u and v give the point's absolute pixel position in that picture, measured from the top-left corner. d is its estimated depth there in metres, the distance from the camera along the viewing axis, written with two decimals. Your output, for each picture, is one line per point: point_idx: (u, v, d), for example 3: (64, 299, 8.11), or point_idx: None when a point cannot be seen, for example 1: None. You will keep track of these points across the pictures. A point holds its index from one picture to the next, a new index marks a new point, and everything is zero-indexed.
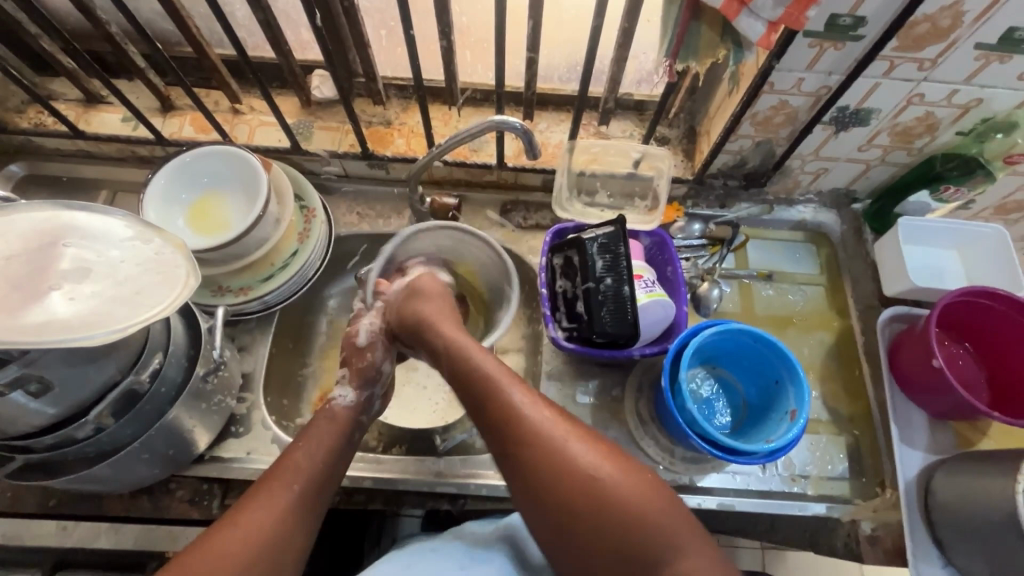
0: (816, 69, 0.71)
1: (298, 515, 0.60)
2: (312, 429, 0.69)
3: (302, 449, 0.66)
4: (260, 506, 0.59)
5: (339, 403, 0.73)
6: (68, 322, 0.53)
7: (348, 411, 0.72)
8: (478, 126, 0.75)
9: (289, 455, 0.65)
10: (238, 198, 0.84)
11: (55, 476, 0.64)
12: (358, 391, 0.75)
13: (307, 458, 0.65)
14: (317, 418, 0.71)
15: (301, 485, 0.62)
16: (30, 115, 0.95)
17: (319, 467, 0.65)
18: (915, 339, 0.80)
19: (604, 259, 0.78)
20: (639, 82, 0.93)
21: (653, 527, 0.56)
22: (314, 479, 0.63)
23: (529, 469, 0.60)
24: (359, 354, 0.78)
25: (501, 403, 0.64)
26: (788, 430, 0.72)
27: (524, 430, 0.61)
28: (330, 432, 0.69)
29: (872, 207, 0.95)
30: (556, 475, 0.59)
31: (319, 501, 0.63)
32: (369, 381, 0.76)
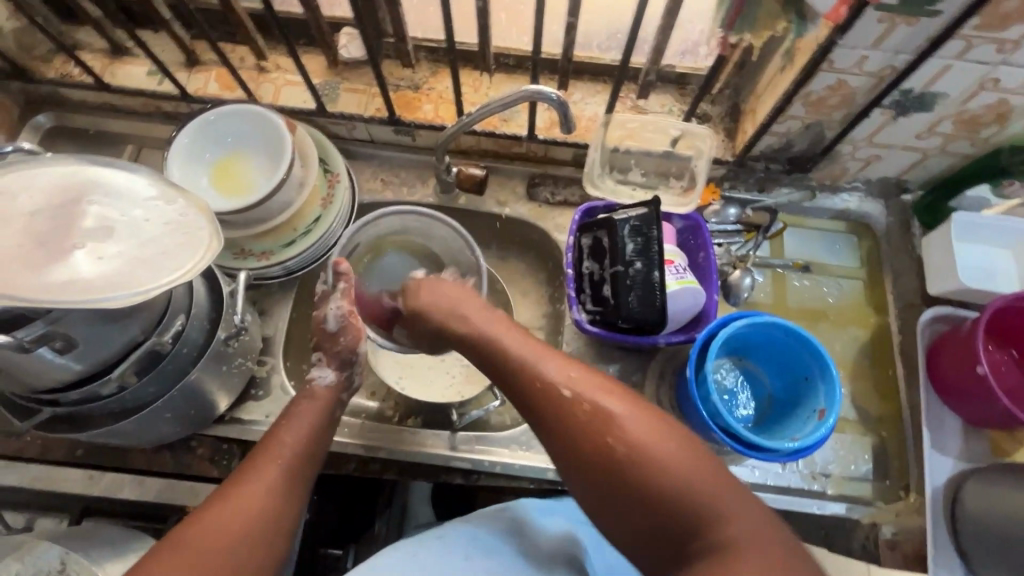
0: (883, 47, 0.65)
1: (284, 493, 0.60)
2: (293, 405, 0.68)
3: (286, 427, 0.65)
4: (252, 484, 0.58)
5: (319, 384, 0.70)
6: (92, 283, 0.53)
7: (328, 388, 0.70)
8: (510, 96, 0.72)
9: (273, 432, 0.65)
10: (262, 160, 0.82)
11: (81, 430, 0.65)
12: (337, 372, 0.71)
13: (293, 435, 0.64)
14: (298, 398, 0.69)
15: (287, 461, 0.62)
16: (56, 65, 0.93)
17: (301, 443, 0.64)
18: (960, 343, 0.75)
19: (636, 243, 0.74)
20: (683, 54, 0.87)
21: (691, 490, 0.50)
22: (299, 455, 0.63)
23: (556, 433, 0.56)
24: (333, 339, 0.71)
25: (523, 370, 0.60)
26: (815, 429, 0.70)
27: (549, 393, 0.57)
28: (315, 408, 0.68)
29: (924, 198, 0.89)
30: (589, 434, 0.54)
31: (303, 478, 0.63)
32: (347, 363, 0.71)
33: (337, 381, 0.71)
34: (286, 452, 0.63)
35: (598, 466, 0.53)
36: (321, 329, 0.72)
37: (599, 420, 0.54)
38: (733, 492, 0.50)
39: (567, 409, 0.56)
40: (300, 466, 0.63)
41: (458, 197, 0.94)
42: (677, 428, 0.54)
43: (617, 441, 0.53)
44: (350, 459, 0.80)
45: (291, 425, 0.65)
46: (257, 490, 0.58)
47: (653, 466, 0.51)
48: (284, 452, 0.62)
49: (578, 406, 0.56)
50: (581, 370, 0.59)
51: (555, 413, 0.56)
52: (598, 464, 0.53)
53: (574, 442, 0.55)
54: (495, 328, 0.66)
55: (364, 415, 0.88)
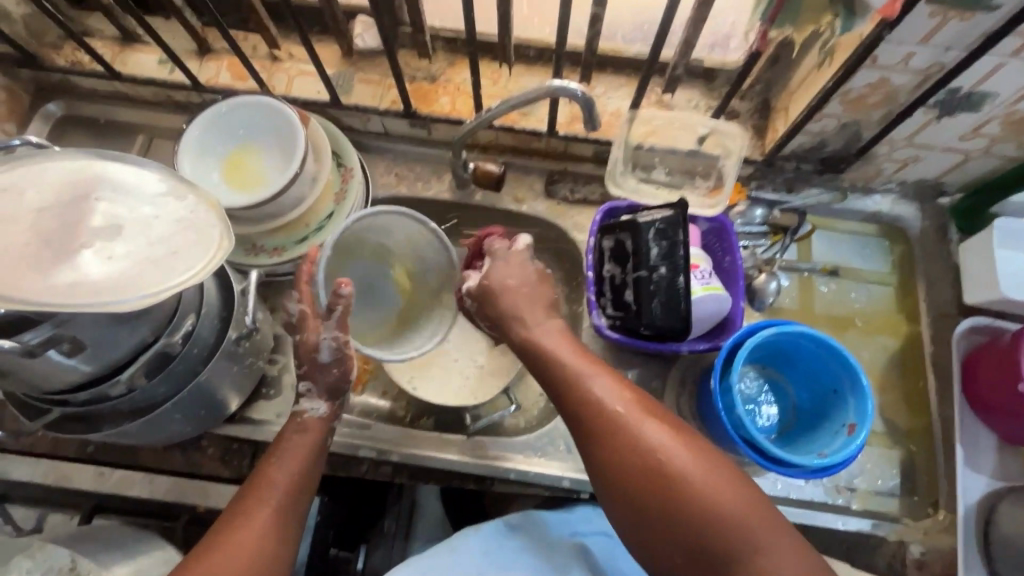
0: (932, 43, 0.61)
1: (280, 534, 0.58)
2: (281, 436, 0.65)
3: (276, 464, 0.62)
4: (245, 529, 0.56)
5: (310, 416, 0.66)
6: (101, 285, 0.51)
7: (321, 420, 0.66)
8: (532, 91, 0.68)
9: (260, 468, 0.62)
10: (274, 153, 0.80)
11: (91, 430, 0.64)
12: (328, 404, 0.67)
13: (286, 471, 0.61)
14: (286, 428, 0.66)
15: (279, 499, 0.59)
16: (66, 52, 0.91)
17: (294, 479, 0.61)
18: (1000, 357, 0.72)
19: (660, 247, 0.71)
20: (712, 46, 0.83)
21: (731, 522, 0.50)
22: (291, 492, 0.60)
23: (598, 448, 0.56)
24: (326, 370, 0.66)
25: (574, 388, 0.59)
26: (845, 444, 0.67)
27: (601, 416, 0.56)
28: (307, 443, 0.64)
29: (962, 202, 0.85)
30: (641, 466, 0.53)
31: (297, 514, 0.60)
32: (340, 393, 0.67)
33: (329, 413, 0.67)
34: (275, 492, 0.59)
35: (647, 497, 0.52)
36: (312, 357, 0.65)
37: (641, 441, 0.54)
38: (780, 535, 0.50)
39: (612, 426, 0.55)
40: (289, 506, 0.60)
41: (474, 193, 0.91)
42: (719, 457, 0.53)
43: (668, 476, 0.52)
44: (362, 461, 0.79)
45: (283, 462, 0.62)
46: (249, 536, 0.55)
47: (694, 493, 0.51)
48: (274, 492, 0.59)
49: (632, 433, 0.54)
50: (634, 395, 0.58)
51: (606, 438, 0.55)
52: (638, 485, 0.53)
53: (623, 471, 0.53)
54: (550, 340, 0.65)
55: (376, 415, 0.87)
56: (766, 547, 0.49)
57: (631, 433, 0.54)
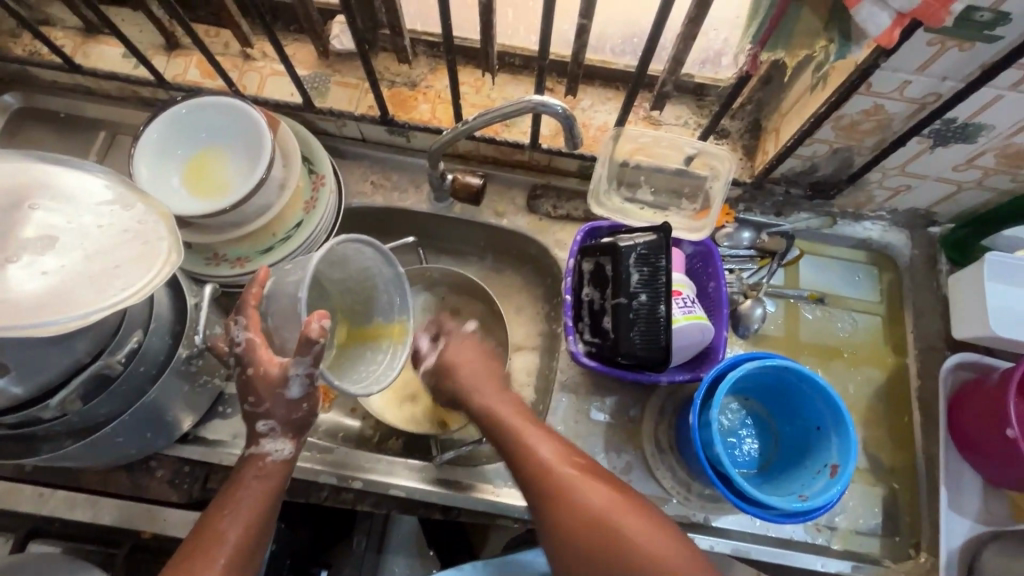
0: (928, 72, 0.59)
1: None
2: (237, 480, 0.58)
3: (230, 518, 0.56)
4: None
5: (272, 459, 0.59)
6: (26, 303, 0.47)
7: (282, 463, 0.60)
8: (512, 105, 0.65)
9: (213, 521, 0.56)
10: (239, 157, 0.75)
11: (27, 453, 0.60)
12: (293, 442, 0.60)
13: (235, 524, 0.56)
14: (243, 465, 0.59)
15: (227, 558, 0.55)
16: (24, 41, 0.86)
17: (245, 533, 0.56)
18: (988, 399, 0.69)
19: (641, 273, 0.68)
20: (702, 63, 0.81)
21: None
22: (241, 547, 0.56)
23: (547, 507, 0.59)
24: (294, 406, 0.59)
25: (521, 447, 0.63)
26: (826, 488, 0.64)
27: (547, 475, 0.60)
28: (263, 491, 0.58)
29: (952, 234, 0.83)
30: (587, 516, 0.57)
31: (247, 568, 0.56)
32: (304, 429, 0.61)
33: (294, 454, 0.61)
34: (226, 554, 0.55)
35: (591, 547, 0.56)
36: (276, 392, 0.57)
37: (585, 501, 0.58)
38: None
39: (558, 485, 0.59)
40: (240, 568, 0.56)
41: (452, 206, 0.87)
42: (659, 518, 0.58)
43: (615, 537, 0.56)
44: (322, 487, 0.75)
45: (237, 517, 0.56)
46: None
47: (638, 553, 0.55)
48: (226, 555, 0.55)
49: (573, 489, 0.59)
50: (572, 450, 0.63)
51: (551, 496, 0.59)
52: (587, 544, 0.56)
53: (568, 525, 0.58)
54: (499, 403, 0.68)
55: (342, 435, 0.83)
56: None
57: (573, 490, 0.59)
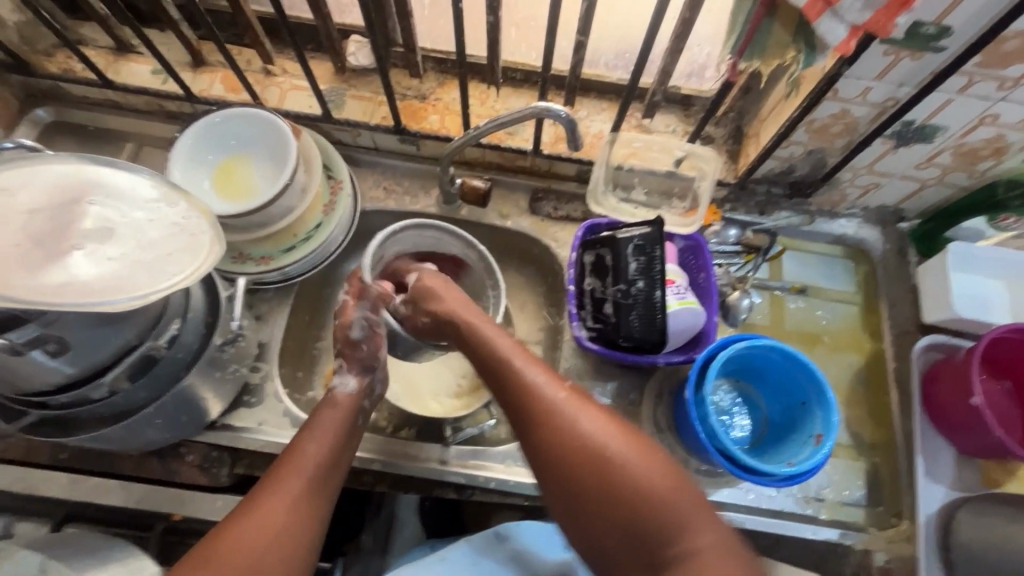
0: (886, 79, 0.67)
1: (311, 506, 0.60)
2: (313, 415, 0.68)
3: (310, 438, 0.65)
4: (275, 500, 0.58)
5: (340, 390, 0.71)
6: (89, 285, 0.52)
7: (350, 395, 0.71)
8: (519, 112, 0.72)
9: (296, 444, 0.64)
10: (266, 163, 0.82)
11: (70, 434, 0.64)
12: (358, 379, 0.73)
13: (315, 445, 0.64)
14: (320, 405, 0.70)
15: (310, 472, 0.62)
16: (59, 59, 0.92)
17: (324, 453, 0.64)
18: (954, 373, 0.76)
19: (638, 262, 0.75)
20: (689, 75, 0.88)
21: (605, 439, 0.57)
22: (322, 468, 0.63)
23: (490, 380, 0.64)
24: (354, 346, 0.74)
25: (473, 335, 0.68)
26: (812, 454, 0.70)
27: (534, 402, 0.60)
28: (333, 416, 0.68)
29: (920, 228, 0.90)
30: (570, 449, 0.57)
31: (330, 488, 0.63)
32: (370, 369, 0.73)
33: (358, 390, 0.72)
34: (310, 468, 0.62)
35: (567, 454, 0.56)
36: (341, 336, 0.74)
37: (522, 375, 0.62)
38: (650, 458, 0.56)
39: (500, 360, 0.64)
40: (323, 481, 0.63)
41: (460, 208, 0.94)
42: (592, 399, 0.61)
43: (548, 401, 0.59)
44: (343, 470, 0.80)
45: (314, 437, 0.65)
46: (274, 510, 0.58)
47: (568, 414, 0.58)
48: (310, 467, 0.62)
49: (547, 404, 0.59)
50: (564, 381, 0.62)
51: (523, 394, 0.61)
52: (522, 409, 0.60)
53: (545, 431, 0.58)
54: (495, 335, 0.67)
55: None
56: (640, 459, 0.55)
57: (559, 425, 0.58)
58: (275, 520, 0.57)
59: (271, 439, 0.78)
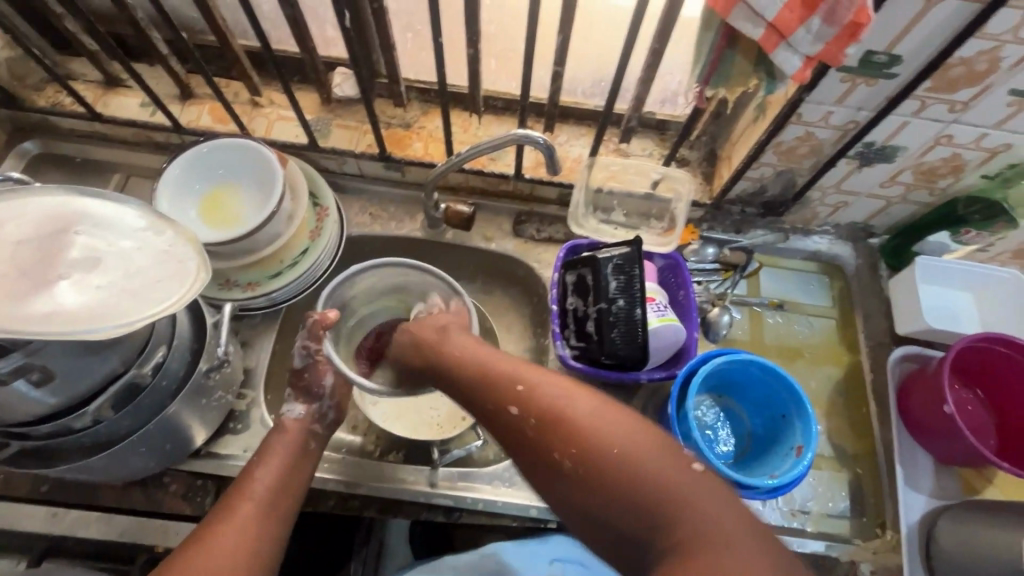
0: (845, 104, 0.70)
1: (264, 532, 0.60)
2: (267, 444, 0.69)
3: (260, 466, 0.66)
4: (226, 529, 0.58)
5: (288, 417, 0.71)
6: (75, 314, 0.53)
7: (298, 421, 0.71)
8: (499, 139, 0.75)
9: (246, 475, 0.65)
10: (252, 192, 0.83)
11: (50, 465, 0.63)
12: (306, 405, 0.73)
13: (265, 473, 0.65)
14: (269, 435, 0.70)
15: (259, 499, 0.62)
16: (48, 94, 0.94)
17: (274, 480, 0.65)
18: (926, 383, 0.79)
19: (618, 281, 0.77)
20: (663, 101, 0.92)
21: (582, 415, 0.53)
22: (272, 495, 0.63)
23: (467, 387, 0.64)
24: (297, 375, 0.74)
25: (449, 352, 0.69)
26: (793, 466, 0.71)
27: (514, 396, 0.58)
28: (285, 441, 0.69)
29: (889, 243, 0.94)
30: (553, 436, 0.53)
31: (281, 513, 0.63)
32: (317, 395, 0.73)
33: (305, 413, 0.72)
34: (259, 495, 0.63)
35: (547, 441, 0.53)
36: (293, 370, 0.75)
37: (495, 374, 0.61)
38: (632, 431, 0.51)
39: (477, 365, 0.64)
40: (274, 504, 0.63)
41: (445, 232, 0.96)
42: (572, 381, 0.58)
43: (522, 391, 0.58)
44: (329, 496, 0.80)
45: (266, 465, 0.66)
46: (231, 534, 0.58)
47: (540, 396, 0.56)
48: (258, 495, 0.63)
49: (520, 392, 0.57)
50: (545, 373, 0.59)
51: (498, 390, 0.59)
52: (499, 406, 0.59)
53: (523, 420, 0.56)
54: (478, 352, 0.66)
55: (346, 450, 0.87)
56: (623, 434, 0.51)
57: (534, 412, 0.55)
58: (228, 539, 0.57)
59: None
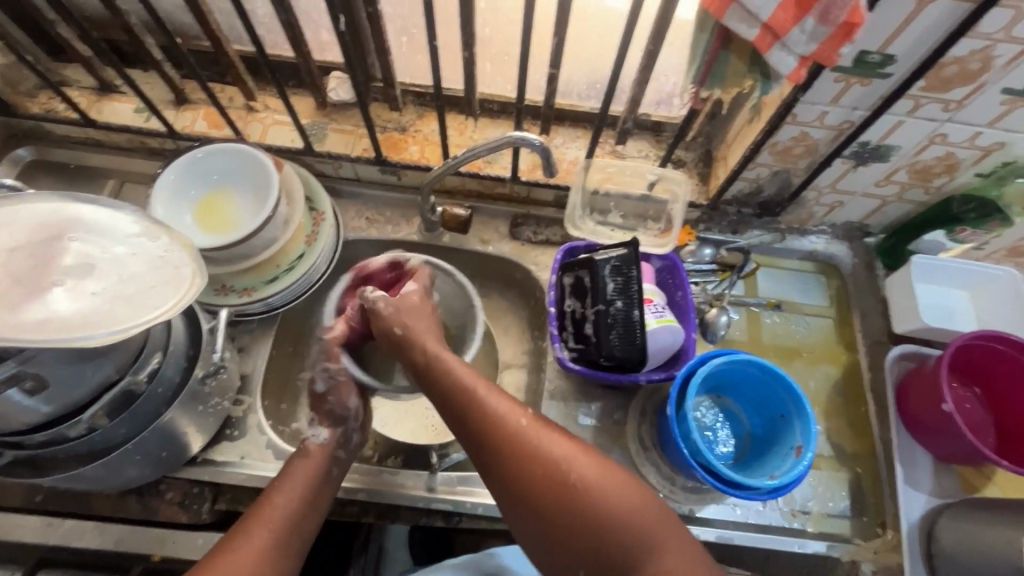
0: (840, 103, 0.71)
1: (277, 563, 0.60)
2: (290, 467, 0.68)
3: (281, 490, 0.65)
4: (241, 554, 0.58)
5: (313, 442, 0.70)
6: (69, 320, 0.52)
7: (323, 446, 0.70)
8: (495, 141, 0.75)
9: (268, 499, 0.64)
10: (247, 197, 0.83)
11: (44, 475, 0.62)
12: (331, 430, 0.71)
13: (286, 500, 0.64)
14: (293, 456, 0.69)
15: (277, 529, 0.61)
16: (41, 100, 0.93)
17: (294, 508, 0.64)
18: (925, 382, 0.79)
19: (616, 282, 0.77)
20: (659, 103, 0.92)
21: (565, 462, 0.57)
22: (290, 524, 0.63)
23: (448, 410, 0.63)
24: (319, 399, 0.73)
25: (427, 360, 0.66)
26: (793, 466, 0.71)
27: (499, 431, 0.59)
28: (309, 468, 0.68)
29: (885, 242, 0.94)
30: (534, 475, 0.56)
31: (296, 544, 0.63)
32: (343, 418, 0.72)
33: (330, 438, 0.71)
34: (278, 524, 0.62)
35: (526, 482, 0.57)
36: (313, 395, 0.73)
37: (478, 406, 0.61)
38: (610, 481, 0.56)
39: (457, 391, 0.63)
40: (290, 534, 0.62)
41: (442, 235, 0.96)
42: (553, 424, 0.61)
43: (506, 430, 0.59)
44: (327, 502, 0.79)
45: (288, 491, 0.65)
46: (244, 560, 0.58)
47: (526, 439, 0.58)
48: (276, 524, 0.62)
49: (504, 430, 0.59)
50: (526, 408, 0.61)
51: (480, 422, 0.60)
52: (480, 440, 0.60)
53: (503, 458, 0.58)
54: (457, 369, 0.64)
55: None
56: (603, 485, 0.55)
57: (519, 454, 0.58)
58: (242, 566, 0.57)
59: (255, 472, 0.77)
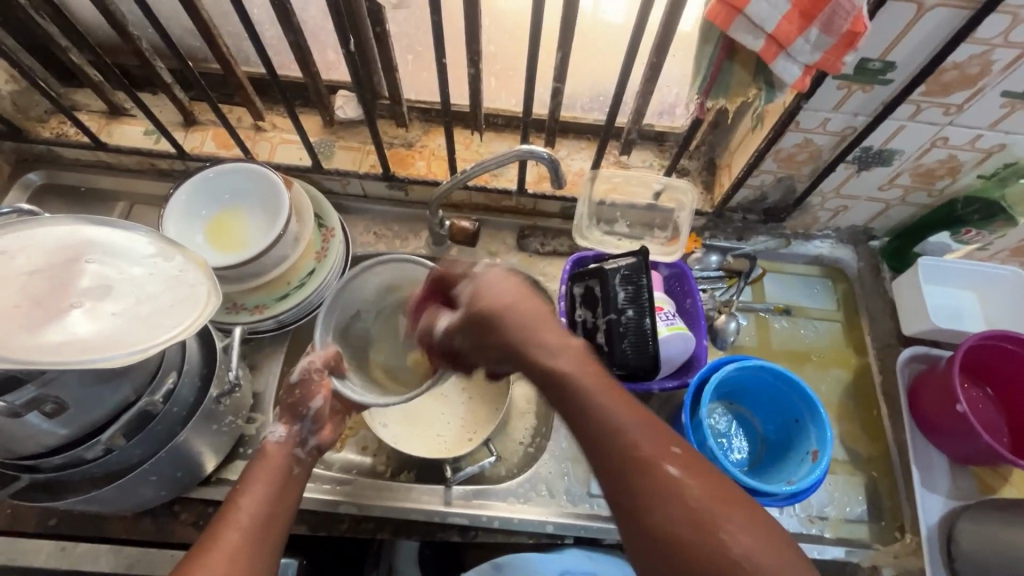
0: (842, 110, 0.72)
1: (249, 566, 0.54)
2: (251, 468, 0.63)
3: (242, 492, 0.60)
4: (207, 559, 0.52)
5: (270, 440, 0.66)
6: (88, 342, 0.52)
7: (280, 445, 0.65)
8: (503, 155, 0.75)
9: (229, 501, 0.59)
10: (259, 215, 0.84)
11: (59, 498, 0.62)
12: (287, 426, 0.67)
13: (249, 499, 0.59)
14: (253, 460, 0.64)
15: (244, 528, 0.56)
16: (52, 125, 0.94)
17: (259, 506, 0.59)
18: (937, 382, 0.79)
19: (627, 291, 0.77)
20: (661, 114, 0.94)
21: (717, 510, 0.45)
22: (258, 523, 0.57)
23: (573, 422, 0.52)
24: (290, 390, 0.70)
25: (539, 360, 0.55)
26: (810, 471, 0.71)
27: (637, 461, 0.47)
28: (269, 465, 0.63)
29: (890, 245, 0.94)
30: (681, 523, 0.45)
31: (269, 545, 0.57)
32: (301, 415, 0.67)
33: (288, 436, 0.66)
34: (244, 523, 0.56)
35: (666, 530, 0.45)
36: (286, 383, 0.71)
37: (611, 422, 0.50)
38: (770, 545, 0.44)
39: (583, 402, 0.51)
40: (262, 534, 0.57)
41: (450, 248, 0.96)
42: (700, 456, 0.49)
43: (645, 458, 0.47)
44: (342, 519, 0.79)
45: (252, 492, 0.60)
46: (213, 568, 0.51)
47: (670, 476, 0.46)
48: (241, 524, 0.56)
49: (642, 459, 0.47)
50: (683, 449, 0.48)
51: (615, 443, 0.49)
52: (613, 465, 0.49)
53: (638, 492, 0.47)
54: (592, 385, 0.52)
55: (356, 471, 0.87)
56: (766, 549, 0.44)
57: (661, 491, 0.46)
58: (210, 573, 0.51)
59: None
